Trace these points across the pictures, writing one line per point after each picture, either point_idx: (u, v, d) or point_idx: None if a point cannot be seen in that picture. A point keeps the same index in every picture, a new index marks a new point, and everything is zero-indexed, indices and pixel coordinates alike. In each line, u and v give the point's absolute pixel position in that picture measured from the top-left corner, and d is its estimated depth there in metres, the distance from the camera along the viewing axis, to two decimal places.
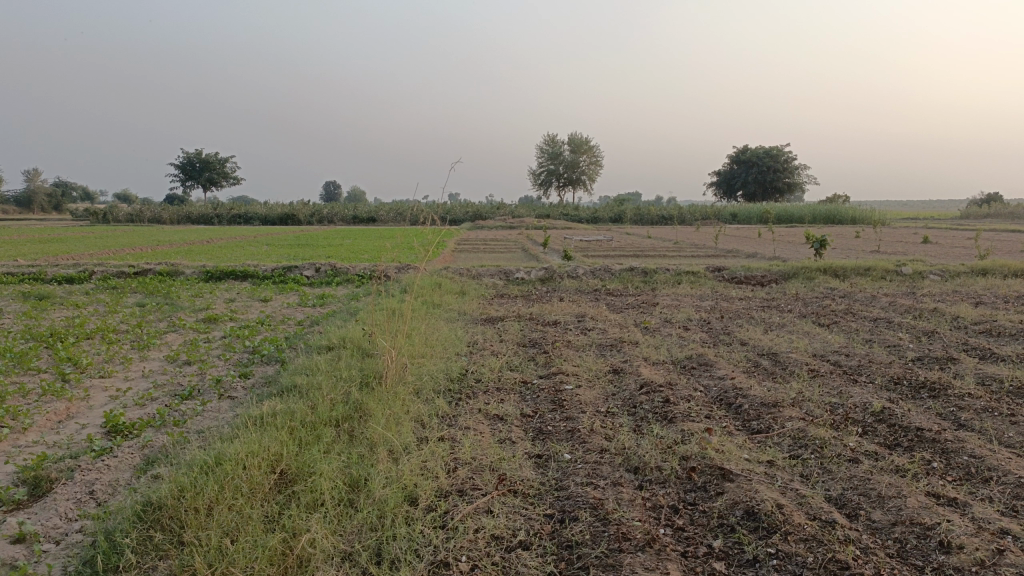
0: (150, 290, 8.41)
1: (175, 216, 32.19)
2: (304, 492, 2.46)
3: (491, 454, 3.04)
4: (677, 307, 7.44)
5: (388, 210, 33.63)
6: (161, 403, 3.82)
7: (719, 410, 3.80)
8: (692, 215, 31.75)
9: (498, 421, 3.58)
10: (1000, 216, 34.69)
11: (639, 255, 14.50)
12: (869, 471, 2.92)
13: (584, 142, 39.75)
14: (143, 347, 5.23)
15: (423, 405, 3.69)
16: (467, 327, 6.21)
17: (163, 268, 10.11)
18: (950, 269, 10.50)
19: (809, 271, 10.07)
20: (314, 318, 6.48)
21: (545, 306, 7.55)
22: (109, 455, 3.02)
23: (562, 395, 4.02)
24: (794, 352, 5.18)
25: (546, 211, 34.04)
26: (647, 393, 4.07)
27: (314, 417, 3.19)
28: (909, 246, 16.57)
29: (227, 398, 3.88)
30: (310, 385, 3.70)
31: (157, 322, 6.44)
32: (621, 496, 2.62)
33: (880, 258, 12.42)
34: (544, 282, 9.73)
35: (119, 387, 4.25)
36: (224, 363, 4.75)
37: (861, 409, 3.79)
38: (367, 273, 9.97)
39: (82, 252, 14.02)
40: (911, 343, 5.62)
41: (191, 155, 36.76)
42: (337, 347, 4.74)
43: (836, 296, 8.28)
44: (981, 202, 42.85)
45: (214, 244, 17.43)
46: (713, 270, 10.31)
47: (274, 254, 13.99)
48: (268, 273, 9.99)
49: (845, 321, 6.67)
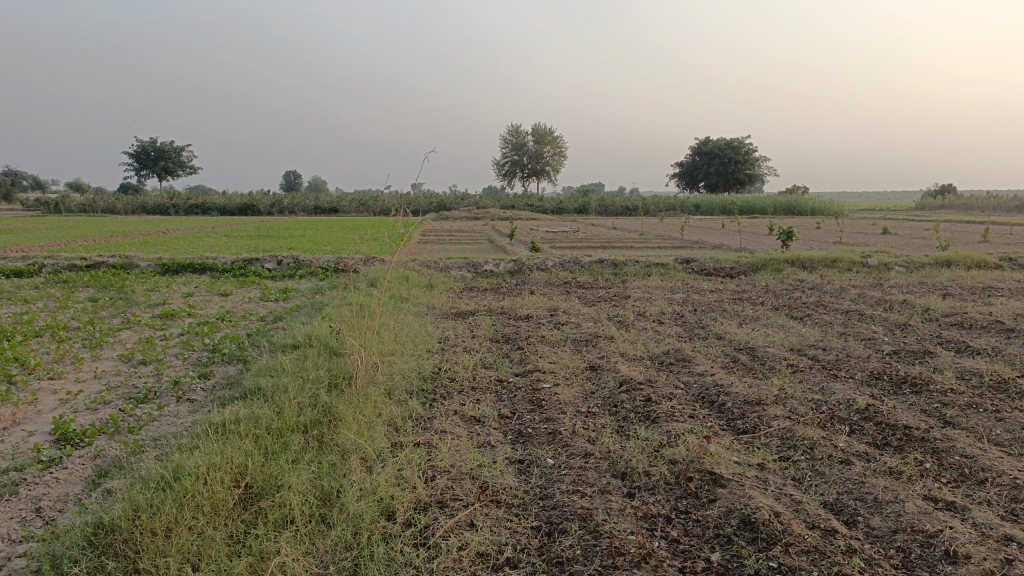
0: (104, 284, 8.06)
1: (129, 206, 31.30)
2: (272, 508, 2.28)
3: (470, 461, 2.88)
4: (650, 300, 7.34)
5: (351, 201, 33.17)
6: (115, 408, 3.58)
7: (702, 409, 3.68)
8: (655, 206, 31.81)
9: (475, 424, 3.41)
10: (955, 207, 35.35)
11: (606, 246, 14.43)
12: (862, 474, 2.82)
13: (547, 133, 39.67)
14: (95, 346, 4.95)
15: (396, 407, 3.52)
16: (436, 322, 6.02)
17: (117, 261, 9.72)
18: (915, 260, 10.58)
19: (778, 263, 10.07)
20: (278, 313, 6.25)
21: (515, 299, 7.39)
22: (57, 467, 2.79)
23: (540, 394, 3.88)
24: (771, 347, 5.10)
25: (512, 202, 33.83)
26: (627, 391, 3.94)
27: (281, 423, 2.99)
28: (871, 237, 16.73)
29: (186, 401, 3.65)
30: (276, 387, 3.50)
31: (111, 319, 6.14)
32: (611, 506, 2.48)
33: (846, 249, 12.49)
34: (513, 274, 9.57)
35: (68, 389, 3.99)
36: (183, 363, 4.51)
37: (846, 406, 3.70)
38: (331, 266, 9.70)
39: (32, 244, 13.47)
40: (886, 336, 5.59)
41: (146, 144, 35.73)
42: (303, 345, 4.53)
43: (806, 288, 8.27)
44: (936, 193, 43.70)
45: (171, 236, 16.92)
46: (682, 262, 10.25)
47: (234, 245, 13.63)
48: (228, 266, 9.67)
49: (818, 313, 6.64)
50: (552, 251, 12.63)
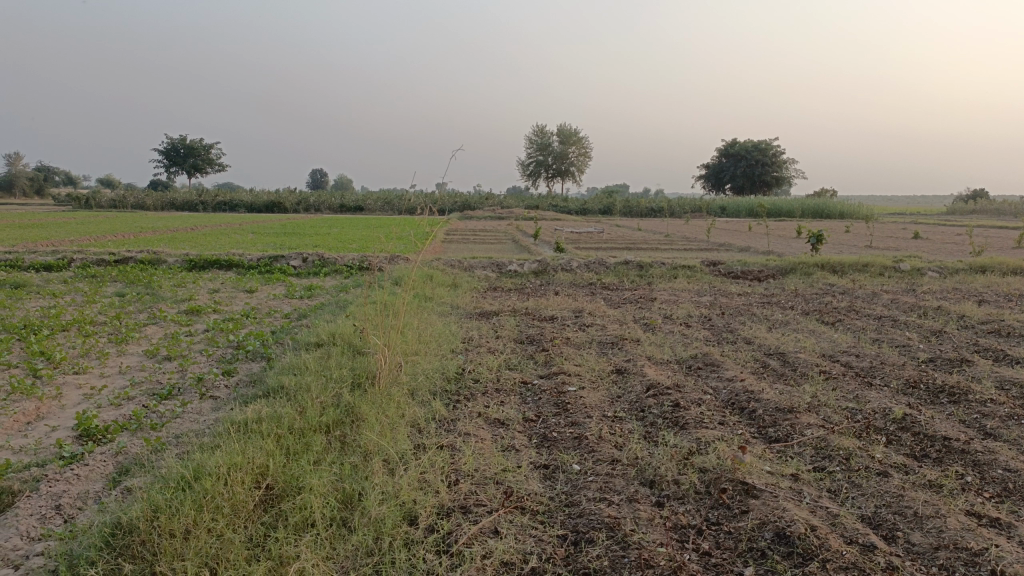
0: (131, 279, 8.11)
1: (159, 202, 31.67)
2: (292, 510, 2.23)
3: (494, 465, 2.81)
4: (677, 303, 7.23)
5: (376, 199, 33.29)
6: (138, 404, 3.57)
7: (732, 415, 3.59)
8: (681, 208, 31.52)
9: (499, 427, 3.35)
10: (988, 212, 34.66)
11: (632, 247, 14.31)
12: (901, 487, 2.72)
13: (573, 133, 39.47)
14: (120, 341, 4.96)
15: (420, 408, 3.47)
16: (460, 322, 5.96)
17: (144, 257, 9.79)
18: (949, 265, 10.33)
19: (807, 267, 9.88)
20: (302, 311, 6.23)
21: (540, 300, 7.32)
22: (79, 463, 2.77)
23: (565, 397, 3.80)
24: (802, 352, 4.98)
25: (535, 203, 33.74)
26: (655, 396, 3.85)
27: (303, 423, 2.95)
28: (902, 242, 16.40)
29: (208, 399, 3.63)
30: (298, 386, 3.46)
31: (137, 314, 6.16)
32: (639, 516, 2.41)
33: (877, 253, 12.25)
34: (537, 275, 9.49)
35: (93, 384, 3.98)
36: (207, 359, 4.49)
37: (881, 416, 3.59)
38: (356, 264, 9.70)
39: (62, 239, 13.63)
40: (921, 344, 5.44)
41: (176, 141, 36.11)
42: (326, 344, 4.49)
43: (837, 292, 8.10)
44: (969, 198, 42.90)
45: (198, 232, 17.07)
46: (709, 264, 10.11)
47: (260, 242, 13.70)
48: (254, 263, 9.71)
49: (849, 319, 6.49)
50: (576, 251, 12.55)
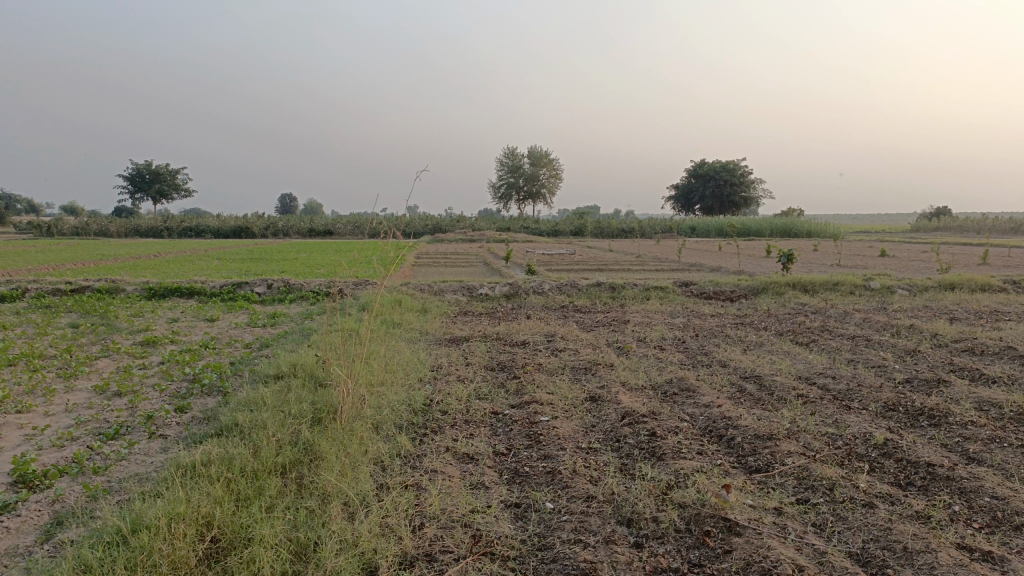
0: (87, 309, 7.82)
1: (123, 229, 31.09)
2: (239, 566, 2.04)
3: (462, 506, 2.64)
4: (650, 326, 7.13)
5: (346, 223, 33.02)
6: (82, 445, 3.34)
7: (710, 444, 3.46)
8: (652, 229, 31.68)
9: (468, 462, 3.19)
10: (951, 229, 35.28)
11: (604, 268, 14.26)
12: (888, 519, 2.60)
13: (543, 155, 39.62)
14: (69, 376, 4.71)
15: (383, 444, 3.30)
16: (429, 349, 5.79)
17: (102, 286, 9.49)
18: (918, 283, 10.38)
19: (778, 286, 9.86)
20: (264, 340, 6.02)
21: (511, 324, 7.17)
22: (10, 514, 2.54)
23: (537, 428, 3.65)
24: (779, 375, 4.87)
25: (507, 224, 33.69)
26: (630, 425, 3.71)
27: (256, 464, 2.76)
28: (869, 260, 16.55)
29: (158, 438, 3.42)
30: (254, 423, 3.27)
31: (90, 346, 5.89)
32: (617, 559, 2.25)
33: (847, 271, 12.31)
34: (509, 298, 9.36)
35: (36, 424, 3.74)
36: (160, 395, 4.26)
37: (862, 442, 3.49)
38: (322, 290, 9.48)
39: (19, 268, 13.24)
40: (896, 364, 5.37)
41: (141, 167, 35.62)
42: (287, 376, 4.29)
43: (809, 312, 8.06)
44: (931, 215, 43.69)
45: (162, 258, 16.72)
46: (682, 285, 10.04)
47: (225, 268, 13.42)
48: (217, 290, 9.45)
49: (823, 339, 6.42)
50: (547, 273, 12.45)
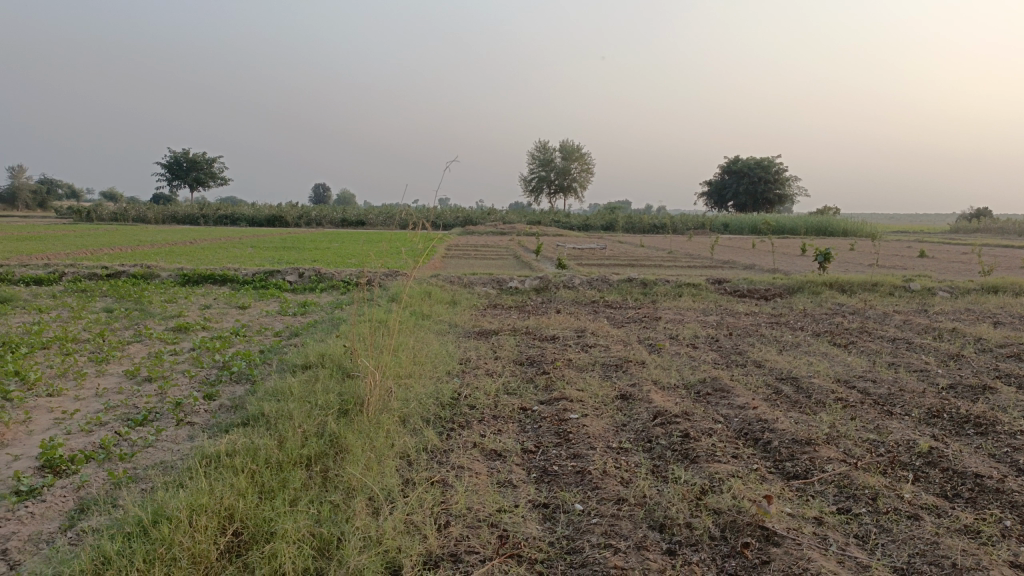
0: (121, 294, 7.89)
1: (160, 216, 31.53)
2: (260, 561, 2.00)
3: (489, 504, 2.58)
4: (682, 323, 7.00)
5: (378, 213, 33.14)
6: (109, 431, 3.33)
7: (746, 447, 3.35)
8: (684, 224, 31.33)
9: (496, 459, 3.12)
10: (993, 231, 34.39)
11: (635, 264, 14.11)
12: (936, 533, 2.47)
13: (575, 149, 39.38)
14: (101, 361, 4.72)
15: (410, 438, 3.24)
16: (458, 342, 5.74)
17: (137, 271, 9.58)
18: (959, 285, 10.09)
19: (815, 286, 9.65)
20: (293, 329, 6.01)
21: (541, 318, 7.09)
22: (36, 499, 2.52)
23: (567, 426, 3.57)
24: (816, 377, 4.73)
25: (538, 217, 33.54)
26: (662, 425, 3.61)
27: (281, 456, 2.72)
28: (907, 260, 16.18)
29: (185, 426, 3.40)
30: (280, 414, 3.23)
31: (123, 331, 5.92)
32: (649, 567, 2.17)
33: (885, 272, 12.03)
34: (539, 292, 9.27)
35: (65, 408, 3.75)
36: (188, 382, 4.25)
37: (906, 450, 3.35)
38: (353, 279, 9.48)
39: (58, 252, 13.48)
40: (939, 368, 5.20)
41: (178, 154, 36.09)
42: (315, 366, 4.26)
43: (847, 313, 7.86)
44: (972, 216, 42.63)
45: (197, 245, 16.94)
46: (715, 282, 9.87)
47: (258, 256, 13.54)
48: (249, 277, 9.49)
49: (862, 341, 6.24)
50: (579, 268, 12.33)
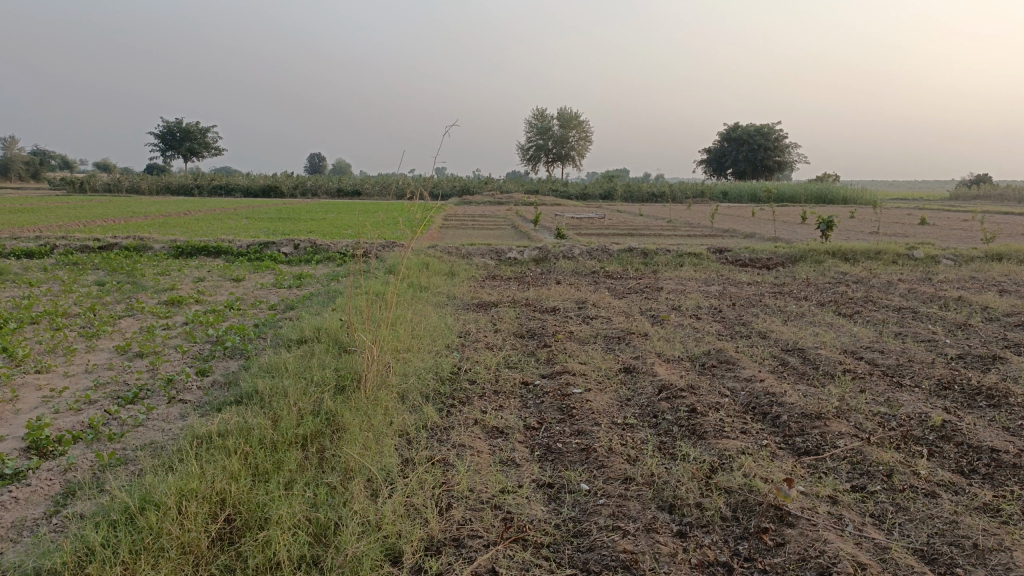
0: (113, 267, 7.75)
1: (154, 186, 31.21)
2: (254, 550, 1.91)
3: (492, 485, 2.48)
4: (684, 294, 6.89)
5: (375, 183, 32.84)
6: (99, 410, 3.23)
7: (754, 421, 3.26)
8: (683, 193, 31.10)
9: (498, 436, 3.03)
10: (992, 198, 34.20)
11: (635, 233, 13.97)
12: (955, 512, 2.38)
13: (572, 117, 38.94)
14: (91, 336, 4.61)
15: (409, 415, 3.15)
16: (456, 314, 5.63)
17: (130, 243, 9.43)
18: (963, 252, 9.97)
19: (817, 254, 9.52)
20: (289, 302, 5.89)
21: (540, 290, 6.97)
22: (19, 483, 2.42)
23: (570, 401, 3.47)
24: (823, 349, 4.64)
25: (536, 187, 33.28)
26: (667, 400, 3.52)
27: (275, 435, 2.62)
28: (908, 228, 16.04)
29: (177, 404, 3.30)
30: (275, 391, 3.13)
31: (114, 305, 5.80)
32: (660, 551, 2.08)
33: (888, 240, 11.88)
34: (538, 262, 9.14)
35: (54, 386, 3.64)
36: (181, 357, 4.15)
37: (918, 423, 3.26)
38: (349, 251, 9.34)
39: (50, 224, 13.32)
40: (946, 338, 5.10)
41: (171, 124, 35.68)
42: (311, 341, 4.15)
43: (851, 282, 7.75)
44: (971, 183, 42.41)
45: (191, 217, 16.78)
46: (716, 251, 9.74)
47: (254, 227, 13.37)
48: (243, 249, 9.35)
49: (867, 310, 6.14)
50: (578, 238, 12.19)
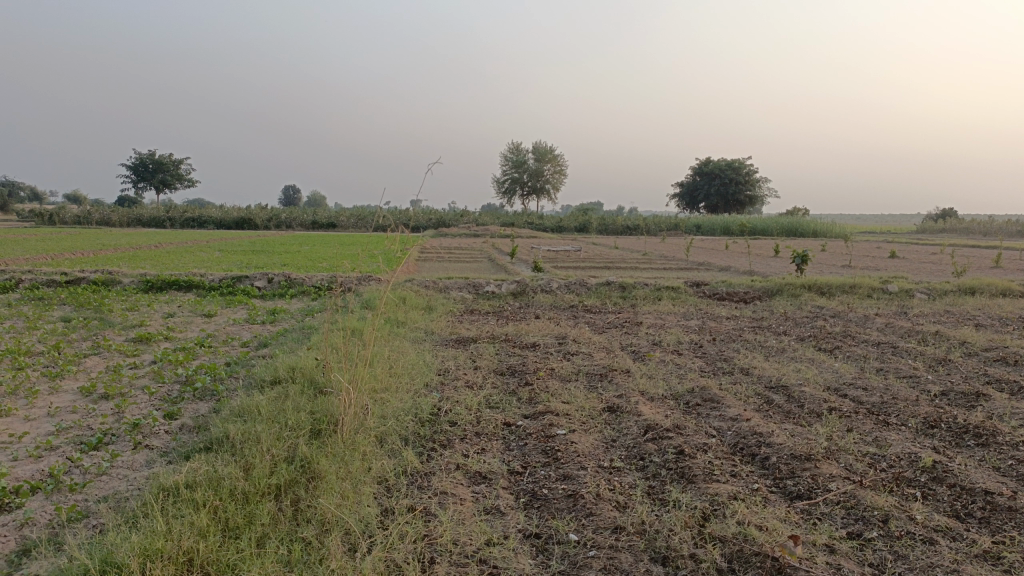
0: (80, 302, 7.54)
1: (125, 219, 30.81)
2: None
3: (477, 536, 2.37)
4: (664, 328, 6.84)
5: (350, 216, 32.73)
6: (60, 457, 3.07)
7: (743, 463, 3.18)
8: (657, 226, 31.36)
9: (480, 482, 2.91)
10: (958, 231, 34.90)
11: (612, 266, 14.00)
12: (955, 560, 2.31)
13: (548, 151, 39.22)
14: (54, 376, 4.43)
15: (388, 461, 3.02)
16: (435, 351, 5.51)
17: (98, 277, 9.20)
18: (936, 286, 10.07)
19: (794, 288, 9.55)
20: (262, 339, 5.75)
21: (519, 324, 6.89)
22: None
23: (554, 443, 3.37)
24: (807, 386, 4.58)
25: (511, 219, 33.37)
26: (654, 441, 3.43)
27: (247, 486, 2.49)
28: (878, 261, 16.26)
29: (144, 450, 3.15)
30: (247, 437, 2.99)
31: (80, 343, 5.61)
32: None
33: (862, 273, 11.99)
34: (516, 296, 9.07)
35: (13, 431, 3.46)
36: (149, 399, 3.99)
37: (908, 464, 3.20)
38: (324, 285, 9.20)
39: (17, 257, 13.03)
40: (928, 374, 5.07)
41: (144, 156, 35.42)
42: (285, 381, 4.01)
43: (828, 316, 7.76)
44: (937, 217, 43.32)
45: (162, 249, 16.49)
46: (693, 285, 9.74)
47: (227, 261, 13.15)
48: (215, 283, 9.17)
49: (847, 345, 6.12)
50: (554, 271, 12.17)
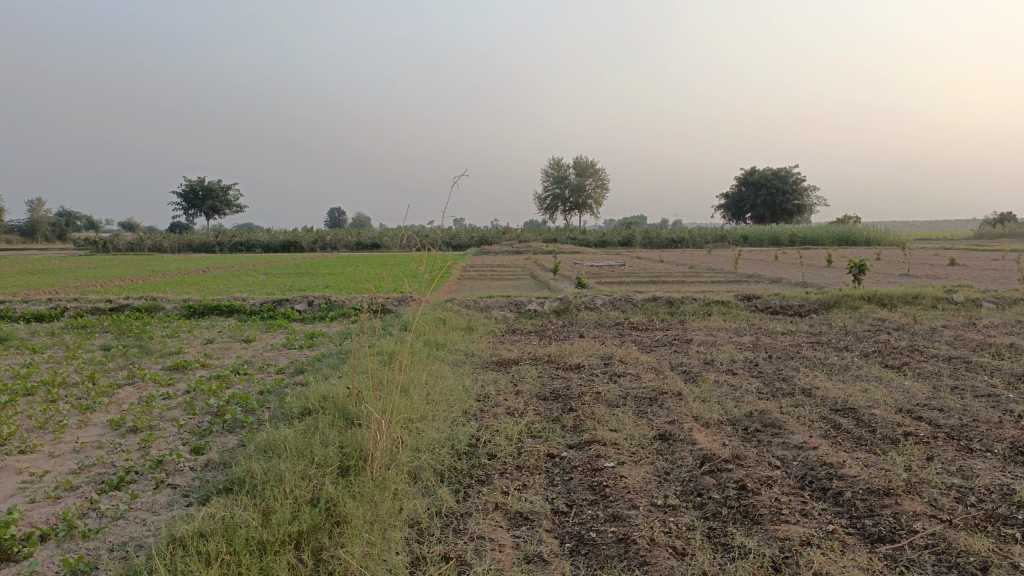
0: (122, 330, 7.50)
1: (176, 244, 31.43)
2: None
3: None
4: (716, 346, 6.50)
5: (394, 235, 32.89)
6: (78, 498, 2.90)
7: (814, 499, 2.86)
8: (703, 238, 30.80)
9: (522, 525, 2.65)
10: (1020, 236, 33.50)
11: (657, 281, 13.65)
12: None
13: (591, 166, 38.98)
14: (86, 409, 4.31)
15: (422, 501, 2.79)
16: (475, 375, 5.27)
17: (141, 304, 9.22)
18: (1006, 294, 9.50)
19: (852, 299, 9.09)
20: (298, 364, 5.59)
21: (563, 344, 6.60)
22: None
23: (602, 478, 3.09)
24: (876, 408, 4.21)
25: (555, 235, 33.14)
26: (712, 474, 3.13)
27: (265, 534, 2.28)
28: (938, 270, 15.55)
29: (166, 489, 2.97)
30: (271, 475, 2.79)
31: (116, 372, 5.52)
32: None
33: (924, 283, 11.40)
34: (559, 314, 8.81)
35: (36, 468, 3.32)
36: (177, 432, 3.82)
37: (1001, 498, 2.85)
38: (364, 306, 9.07)
39: (69, 285, 13.25)
40: (1010, 392, 4.65)
41: (194, 182, 36.19)
42: (315, 412, 3.81)
43: (891, 329, 7.31)
44: (996, 221, 41.77)
45: (209, 275, 16.63)
46: (745, 298, 9.34)
47: (270, 285, 13.12)
48: (256, 307, 9.11)
49: (916, 361, 5.70)
50: (599, 287, 11.87)
